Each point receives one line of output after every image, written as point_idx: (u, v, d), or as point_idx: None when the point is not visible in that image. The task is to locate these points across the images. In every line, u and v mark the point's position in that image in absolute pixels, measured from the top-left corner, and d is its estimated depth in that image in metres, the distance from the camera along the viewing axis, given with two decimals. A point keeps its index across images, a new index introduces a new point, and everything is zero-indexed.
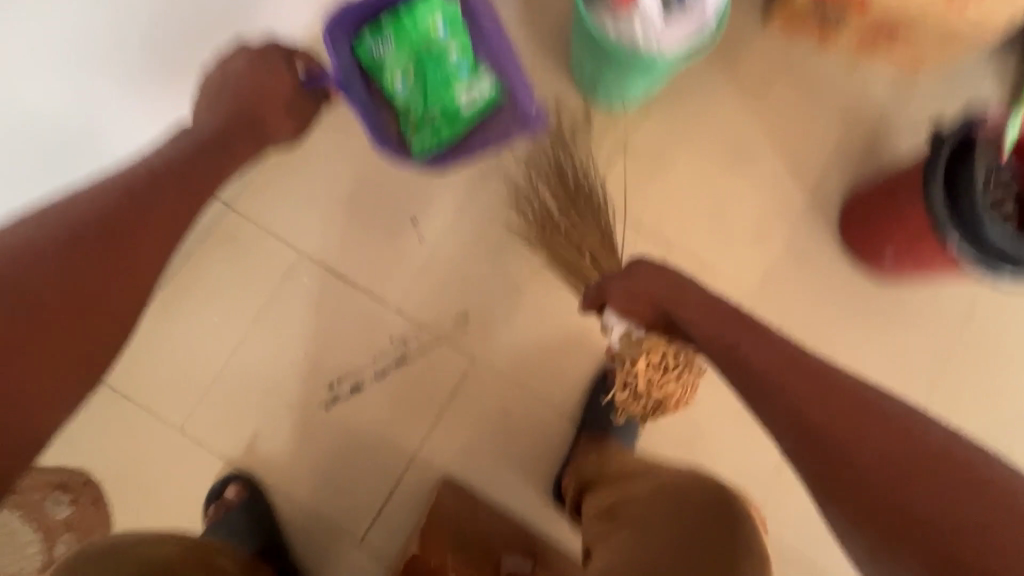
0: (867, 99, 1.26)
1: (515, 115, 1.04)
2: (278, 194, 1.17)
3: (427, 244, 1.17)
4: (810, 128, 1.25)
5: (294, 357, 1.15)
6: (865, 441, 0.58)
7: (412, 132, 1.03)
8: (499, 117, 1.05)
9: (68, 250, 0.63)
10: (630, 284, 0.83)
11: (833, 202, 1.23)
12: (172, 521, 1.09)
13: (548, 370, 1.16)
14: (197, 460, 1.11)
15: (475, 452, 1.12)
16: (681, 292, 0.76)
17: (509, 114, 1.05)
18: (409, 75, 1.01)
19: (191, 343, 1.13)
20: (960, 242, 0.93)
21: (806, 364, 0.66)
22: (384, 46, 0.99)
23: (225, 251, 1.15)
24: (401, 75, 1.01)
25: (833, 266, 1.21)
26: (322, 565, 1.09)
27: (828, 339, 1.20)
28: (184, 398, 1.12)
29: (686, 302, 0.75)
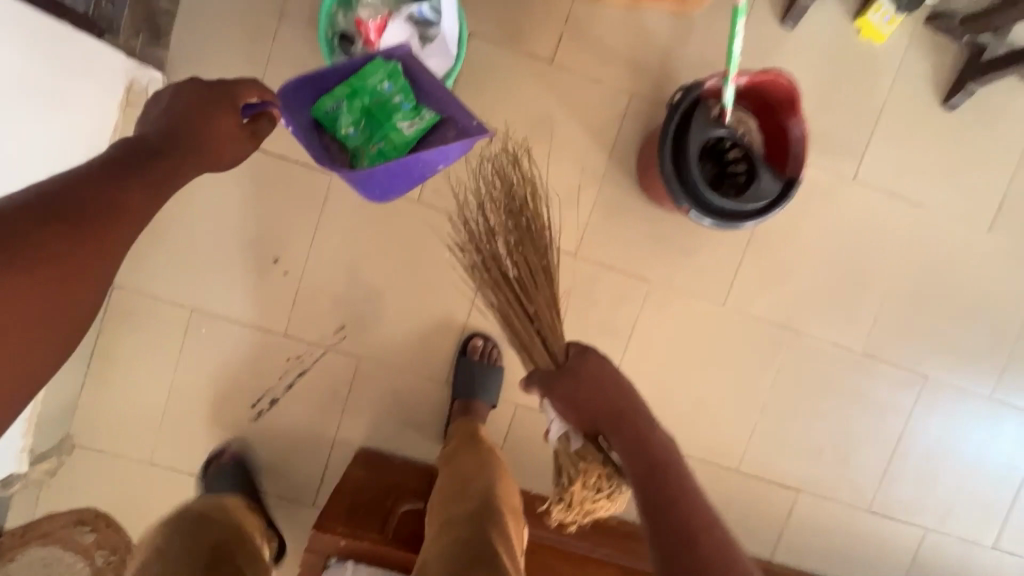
0: (651, 45, 1.36)
1: (452, 131, 1.08)
2: (155, 264, 1.35)
3: (294, 275, 1.38)
4: (603, 87, 1.37)
5: (215, 390, 1.40)
6: (678, 502, 0.83)
7: (365, 161, 1.07)
8: (442, 134, 1.09)
9: (36, 216, 0.62)
10: (566, 387, 1.03)
11: (632, 153, 1.40)
12: (169, 526, 1.43)
13: (421, 351, 1.43)
14: (169, 482, 1.42)
15: (381, 425, 1.44)
16: (590, 384, 1.00)
17: (452, 129, 1.08)
18: (358, 127, 1.08)
19: (133, 401, 1.40)
20: (690, 208, 1.11)
21: (643, 422, 0.94)
22: (337, 104, 1.06)
23: (128, 323, 1.36)
24: (347, 128, 1.07)
25: (639, 210, 1.42)
26: (291, 529, 1.46)
27: (645, 272, 1.45)
28: (141, 440, 1.40)
29: (599, 405, 0.97)
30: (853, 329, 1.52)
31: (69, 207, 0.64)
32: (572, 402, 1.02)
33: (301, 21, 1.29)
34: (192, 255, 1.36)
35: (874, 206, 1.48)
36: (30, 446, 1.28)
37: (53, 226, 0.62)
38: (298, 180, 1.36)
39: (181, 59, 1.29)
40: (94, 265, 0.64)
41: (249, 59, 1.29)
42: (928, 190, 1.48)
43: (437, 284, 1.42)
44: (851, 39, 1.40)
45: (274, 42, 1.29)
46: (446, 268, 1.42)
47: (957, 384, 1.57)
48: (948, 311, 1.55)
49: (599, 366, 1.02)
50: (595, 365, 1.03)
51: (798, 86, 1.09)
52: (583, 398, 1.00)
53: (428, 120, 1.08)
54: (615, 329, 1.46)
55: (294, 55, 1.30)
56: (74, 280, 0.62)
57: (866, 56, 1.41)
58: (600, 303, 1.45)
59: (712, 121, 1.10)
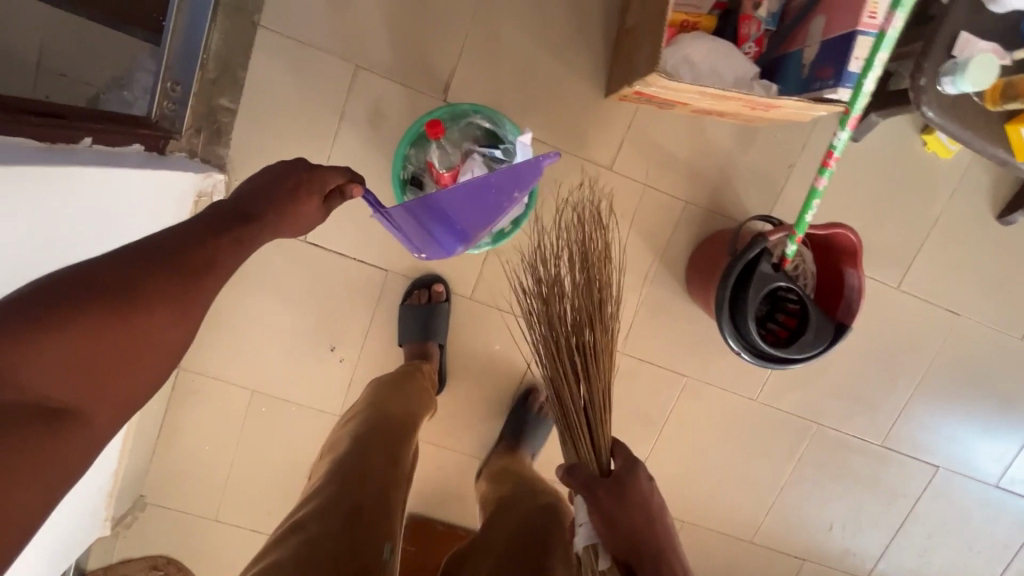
0: (713, 154, 1.35)
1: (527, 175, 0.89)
2: (218, 346, 1.42)
3: (350, 361, 1.45)
4: (661, 193, 1.37)
5: (277, 458, 1.51)
6: None
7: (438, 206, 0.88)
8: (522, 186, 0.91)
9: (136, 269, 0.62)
10: (609, 500, 0.95)
11: (683, 258, 1.42)
12: (231, 572, 1.58)
13: (467, 432, 1.51)
14: (232, 535, 1.55)
15: (426, 497, 1.54)
16: (637, 507, 0.94)
17: None
18: None
19: (199, 465, 1.50)
20: (739, 349, 1.15)
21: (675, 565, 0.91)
22: None
23: (194, 398, 1.45)
24: None
25: (684, 311, 1.46)
26: None
27: (685, 366, 1.51)
28: (207, 498, 1.53)
29: (643, 541, 0.91)
30: (877, 422, 1.60)
31: (156, 265, 0.64)
32: (610, 519, 0.94)
33: (363, 123, 1.29)
34: (254, 338, 1.42)
35: (914, 313, 1.51)
36: (111, 512, 1.39)
37: (143, 280, 0.62)
38: (355, 273, 1.40)
39: (243, 155, 1.29)
40: (168, 324, 0.63)
41: (311, 158, 1.30)
42: (967, 299, 1.51)
43: (485, 372, 1.49)
44: (913, 152, 1.40)
45: (337, 141, 1.30)
46: (495, 358, 1.48)
47: (971, 475, 1.66)
48: (974, 411, 1.61)
49: (643, 492, 0.96)
50: (644, 489, 0.97)
51: (860, 243, 1.12)
52: (621, 521, 0.93)
53: None
54: (651, 418, 1.53)
55: (355, 155, 1.31)
56: (138, 340, 0.60)
57: (926, 169, 1.41)
58: (640, 395, 1.51)
59: (775, 268, 1.12)
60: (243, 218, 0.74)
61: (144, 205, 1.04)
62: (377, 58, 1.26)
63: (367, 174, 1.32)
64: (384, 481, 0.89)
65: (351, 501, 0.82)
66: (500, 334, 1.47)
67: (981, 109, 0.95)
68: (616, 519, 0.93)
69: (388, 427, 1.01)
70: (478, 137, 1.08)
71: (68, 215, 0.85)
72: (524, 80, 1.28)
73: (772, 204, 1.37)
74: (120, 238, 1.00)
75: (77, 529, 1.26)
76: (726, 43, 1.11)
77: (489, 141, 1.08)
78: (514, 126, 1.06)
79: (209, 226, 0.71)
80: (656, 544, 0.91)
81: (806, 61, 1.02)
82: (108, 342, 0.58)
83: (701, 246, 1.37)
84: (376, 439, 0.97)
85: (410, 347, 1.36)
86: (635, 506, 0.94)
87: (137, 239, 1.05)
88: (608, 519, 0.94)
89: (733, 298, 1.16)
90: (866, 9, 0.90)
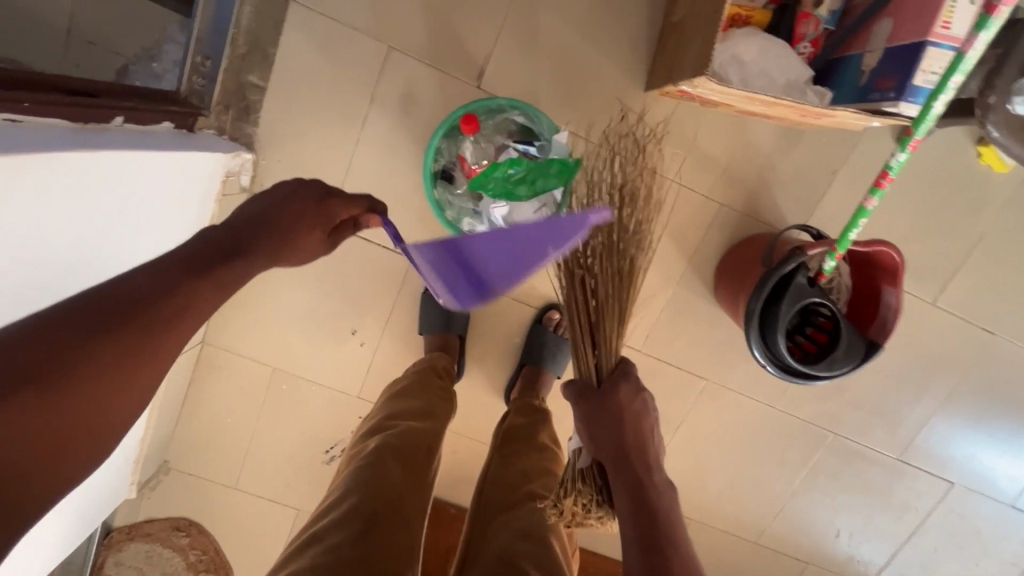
0: (753, 157, 1.30)
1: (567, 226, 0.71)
2: (242, 324, 1.44)
3: (371, 344, 1.46)
4: (695, 195, 1.32)
5: (296, 434, 1.55)
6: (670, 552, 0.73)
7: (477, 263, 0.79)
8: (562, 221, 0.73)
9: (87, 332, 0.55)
10: (591, 407, 0.90)
11: (713, 261, 1.38)
12: (249, 538, 1.64)
13: (482, 421, 1.53)
14: (251, 503, 1.61)
15: (439, 481, 1.57)
16: (618, 419, 0.87)
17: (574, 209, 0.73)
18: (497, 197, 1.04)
19: (221, 436, 1.55)
20: (766, 361, 1.14)
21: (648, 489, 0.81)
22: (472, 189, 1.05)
23: (218, 372, 1.48)
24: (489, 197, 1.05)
25: (709, 315, 1.44)
26: None
27: (704, 370, 1.49)
28: (228, 467, 1.58)
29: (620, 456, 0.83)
30: (896, 436, 1.58)
31: (111, 319, 0.57)
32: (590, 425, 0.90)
33: (394, 107, 1.26)
34: (277, 318, 1.43)
35: (949, 329, 1.47)
36: (137, 477, 1.45)
37: (99, 338, 0.56)
38: (379, 259, 1.40)
39: (271, 135, 1.27)
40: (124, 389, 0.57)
41: (339, 141, 1.28)
42: (1005, 318, 1.46)
43: (503, 364, 1.49)
44: (967, 163, 1.33)
45: (366, 126, 1.27)
46: (513, 350, 1.48)
47: (988, 493, 1.64)
48: (998, 429, 1.58)
49: (622, 403, 0.88)
50: (623, 396, 0.89)
51: (904, 261, 1.08)
52: (597, 427, 0.88)
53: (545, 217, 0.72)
54: (666, 418, 1.53)
55: (384, 139, 1.28)
56: (86, 409, 0.54)
57: (979, 182, 1.34)
58: (657, 395, 1.51)
59: (810, 283, 1.09)
60: (230, 256, 0.69)
61: (168, 189, 1.03)
62: (410, 40, 1.22)
63: (395, 160, 1.29)
64: (397, 507, 0.96)
65: (372, 533, 0.90)
66: (521, 328, 1.46)
67: None
68: (594, 425, 0.88)
69: (403, 445, 1.06)
70: (511, 131, 1.05)
71: (88, 198, 0.84)
72: (562, 70, 1.23)
73: (811, 211, 1.33)
74: (140, 222, 0.98)
75: (105, 492, 1.32)
76: (781, 42, 1.05)
77: (522, 136, 1.05)
78: (550, 122, 1.03)
79: (199, 264, 0.66)
80: (630, 450, 0.84)
81: (866, 68, 0.96)
82: (50, 418, 0.52)
83: (734, 248, 1.34)
84: (396, 460, 1.03)
85: (432, 336, 1.37)
86: (613, 415, 0.87)
87: (158, 223, 1.04)
88: (588, 419, 0.89)
89: (764, 310, 1.13)
90: (939, 17, 0.84)
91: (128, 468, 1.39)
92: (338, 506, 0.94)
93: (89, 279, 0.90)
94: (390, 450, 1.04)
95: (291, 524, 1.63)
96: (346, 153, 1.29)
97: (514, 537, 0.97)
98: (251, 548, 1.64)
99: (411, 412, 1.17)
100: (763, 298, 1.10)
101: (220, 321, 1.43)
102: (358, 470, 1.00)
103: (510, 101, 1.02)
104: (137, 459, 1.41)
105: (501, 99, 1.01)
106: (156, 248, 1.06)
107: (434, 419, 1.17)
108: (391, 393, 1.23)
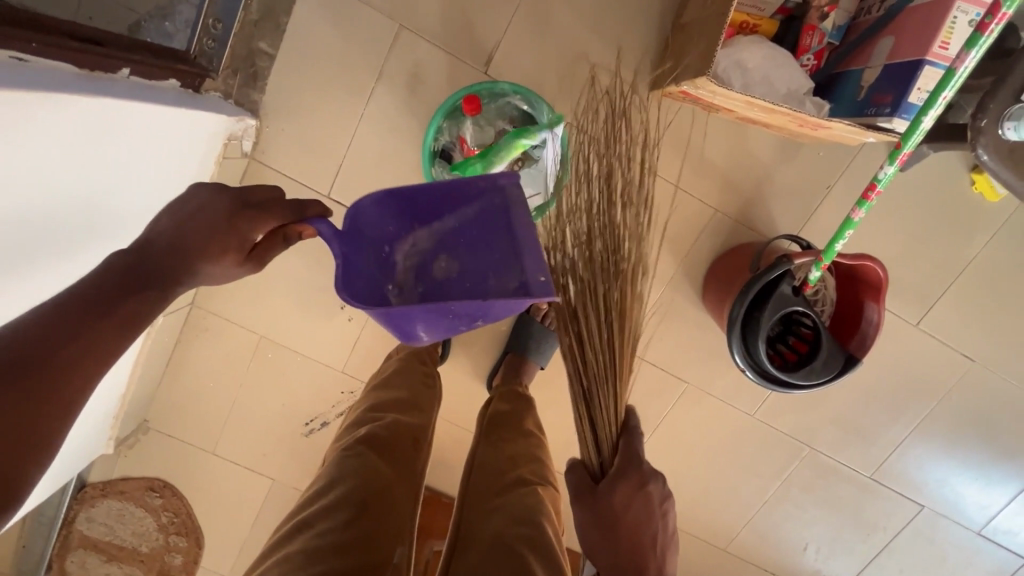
0: (751, 165, 1.31)
1: (515, 284, 0.86)
2: (232, 289, 1.44)
3: (358, 320, 1.48)
4: (691, 197, 1.34)
5: (276, 404, 1.56)
6: None
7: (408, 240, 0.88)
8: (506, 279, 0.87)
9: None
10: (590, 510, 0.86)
11: (703, 266, 1.40)
12: (222, 504, 1.64)
13: (463, 406, 1.54)
14: (226, 469, 1.61)
15: None
16: (610, 515, 0.84)
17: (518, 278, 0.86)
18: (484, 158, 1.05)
19: (202, 399, 1.55)
20: (746, 367, 1.15)
21: None
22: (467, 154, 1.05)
23: (204, 335, 1.48)
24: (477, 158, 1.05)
25: (694, 319, 1.45)
26: None
27: (687, 373, 1.51)
28: (207, 431, 1.58)
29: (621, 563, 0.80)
30: (870, 455, 1.60)
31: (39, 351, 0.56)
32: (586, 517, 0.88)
33: (400, 86, 1.27)
34: (267, 287, 1.44)
35: (929, 353, 1.49)
36: (114, 433, 1.45)
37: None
38: None
39: (276, 103, 1.28)
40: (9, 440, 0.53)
41: (343, 115, 1.29)
42: (986, 347, 1.48)
43: (488, 350, 1.50)
44: (960, 190, 1.35)
45: (370, 101, 1.28)
46: (499, 338, 1.49)
47: (956, 520, 1.66)
48: (970, 457, 1.60)
49: (615, 501, 0.84)
50: (621, 494, 0.85)
51: (888, 278, 1.09)
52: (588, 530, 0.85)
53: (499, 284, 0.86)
54: (645, 419, 1.54)
55: (387, 117, 1.29)
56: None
57: (970, 209, 1.36)
58: (638, 394, 1.52)
59: (795, 292, 1.10)
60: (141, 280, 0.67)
61: (169, 142, 1.03)
62: (421, 21, 1.23)
63: (396, 138, 1.31)
64: (386, 490, 0.98)
65: (365, 510, 0.93)
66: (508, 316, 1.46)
67: None
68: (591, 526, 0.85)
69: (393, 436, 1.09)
70: (510, 116, 1.07)
71: (87, 142, 0.84)
72: (569, 62, 1.24)
73: (803, 224, 1.34)
74: (139, 172, 0.99)
75: (79, 446, 1.32)
76: (785, 52, 1.06)
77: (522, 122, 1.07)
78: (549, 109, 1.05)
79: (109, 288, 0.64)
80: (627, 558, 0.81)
81: (865, 83, 0.98)
82: None
83: (728, 252, 1.34)
84: (381, 449, 1.05)
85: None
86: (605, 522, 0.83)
87: (156, 175, 1.04)
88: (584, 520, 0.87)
89: (748, 315, 1.14)
90: (939, 37, 0.86)
91: (106, 424, 1.39)
92: (331, 488, 0.96)
93: (82, 224, 0.91)
94: (374, 444, 1.06)
95: (265, 493, 1.64)
96: (349, 128, 1.30)
97: (506, 521, 0.97)
98: (223, 515, 1.65)
99: (394, 403, 1.20)
100: (748, 303, 1.11)
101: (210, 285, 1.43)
102: (345, 457, 1.02)
103: (511, 86, 1.04)
104: (116, 417, 1.41)
105: (502, 83, 1.03)
106: (150, 201, 1.07)
107: (416, 409, 1.21)
108: (374, 386, 1.27)
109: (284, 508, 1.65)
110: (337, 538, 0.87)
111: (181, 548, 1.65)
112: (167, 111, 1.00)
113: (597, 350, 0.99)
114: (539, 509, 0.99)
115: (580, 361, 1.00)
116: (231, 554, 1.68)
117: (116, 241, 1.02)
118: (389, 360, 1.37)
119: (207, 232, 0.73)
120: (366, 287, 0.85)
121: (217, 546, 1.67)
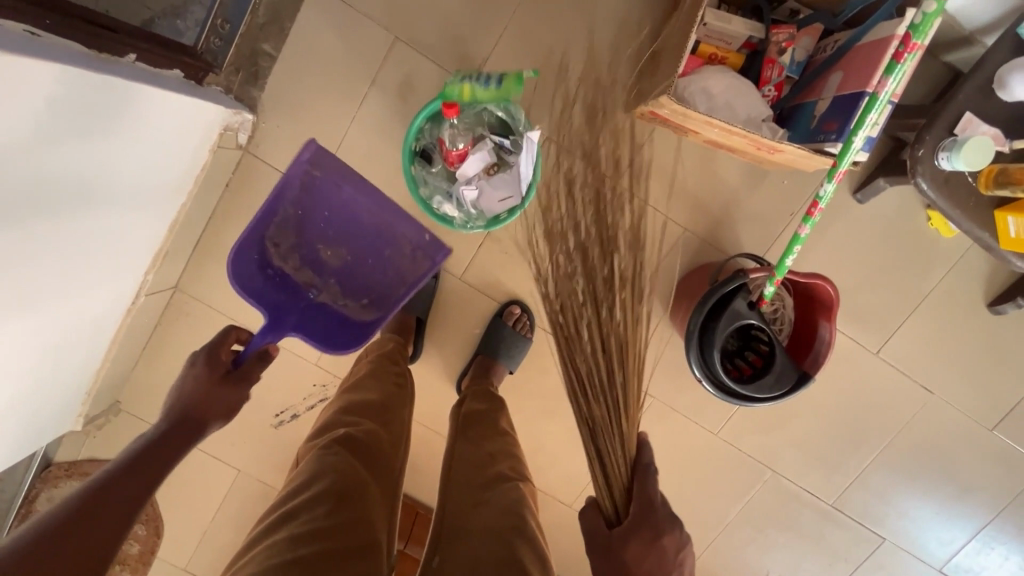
0: (718, 188, 1.39)
1: (409, 249, 1.19)
2: (216, 276, 1.49)
3: None
4: (660, 215, 1.40)
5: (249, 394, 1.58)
6: None
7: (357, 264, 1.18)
8: (401, 251, 1.20)
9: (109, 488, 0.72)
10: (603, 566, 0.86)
11: (671, 282, 1.45)
12: (185, 492, 1.64)
13: (432, 407, 1.56)
14: (193, 457, 1.62)
15: None
16: (622, 561, 0.84)
17: (409, 245, 1.19)
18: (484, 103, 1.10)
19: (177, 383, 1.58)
20: (702, 377, 1.18)
21: None
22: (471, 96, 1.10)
23: (184, 321, 1.52)
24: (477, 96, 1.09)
25: (662, 334, 1.49)
26: None
27: (653, 388, 1.54)
28: None
29: None
30: (832, 483, 1.62)
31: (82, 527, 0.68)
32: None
33: (391, 92, 1.35)
34: None
35: (889, 382, 1.52)
36: (84, 410, 1.46)
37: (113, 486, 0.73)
38: None
39: (273, 101, 1.36)
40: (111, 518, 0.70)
41: (336, 117, 1.37)
42: (944, 381, 1.52)
43: (460, 352, 1.53)
44: (917, 225, 1.42)
45: (362, 107, 1.36)
46: (471, 340, 1.52)
47: (916, 558, 1.66)
48: (930, 491, 1.61)
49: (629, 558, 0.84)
50: (637, 552, 0.84)
51: (839, 298, 1.15)
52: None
53: (415, 263, 1.20)
54: None
55: (377, 120, 1.37)
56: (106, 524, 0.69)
57: (927, 244, 1.43)
58: None
59: (749, 306, 1.14)
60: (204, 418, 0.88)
61: (167, 125, 1.10)
62: (416, 33, 1.32)
63: (384, 141, 1.38)
64: (363, 487, 0.98)
65: (347, 504, 0.93)
66: (481, 320, 1.50)
67: (974, 191, 0.98)
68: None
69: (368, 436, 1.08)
70: (492, 125, 1.14)
71: (92, 116, 0.91)
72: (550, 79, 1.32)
73: (768, 247, 1.41)
74: (137, 149, 1.05)
75: (51, 420, 1.34)
76: (747, 81, 1.15)
77: (502, 131, 1.14)
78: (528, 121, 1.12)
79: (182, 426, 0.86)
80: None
81: (817, 110, 1.06)
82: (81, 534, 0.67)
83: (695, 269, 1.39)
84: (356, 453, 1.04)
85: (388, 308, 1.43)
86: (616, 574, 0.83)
87: (152, 156, 1.11)
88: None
89: (704, 326, 1.19)
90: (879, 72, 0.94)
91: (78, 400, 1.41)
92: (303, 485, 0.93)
93: (78, 193, 0.96)
94: (346, 446, 1.03)
95: (229, 484, 1.64)
96: (340, 128, 1.37)
97: (490, 516, 0.96)
98: (186, 504, 1.64)
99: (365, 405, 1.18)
100: (702, 314, 1.16)
101: (195, 270, 1.48)
102: (322, 456, 1.01)
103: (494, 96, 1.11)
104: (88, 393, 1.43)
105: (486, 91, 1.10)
106: (145, 181, 1.13)
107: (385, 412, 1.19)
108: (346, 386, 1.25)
109: (247, 500, 1.65)
110: (318, 531, 0.87)
111: (139, 536, 1.63)
112: (165, 96, 1.06)
113: (602, 402, 1.02)
114: (520, 502, 0.99)
115: (586, 413, 1.04)
116: (189, 546, 1.66)
117: (111, 214, 1.09)
118: (362, 357, 1.36)
119: (198, 389, 0.90)
120: (321, 316, 1.18)
121: (176, 536, 1.66)
